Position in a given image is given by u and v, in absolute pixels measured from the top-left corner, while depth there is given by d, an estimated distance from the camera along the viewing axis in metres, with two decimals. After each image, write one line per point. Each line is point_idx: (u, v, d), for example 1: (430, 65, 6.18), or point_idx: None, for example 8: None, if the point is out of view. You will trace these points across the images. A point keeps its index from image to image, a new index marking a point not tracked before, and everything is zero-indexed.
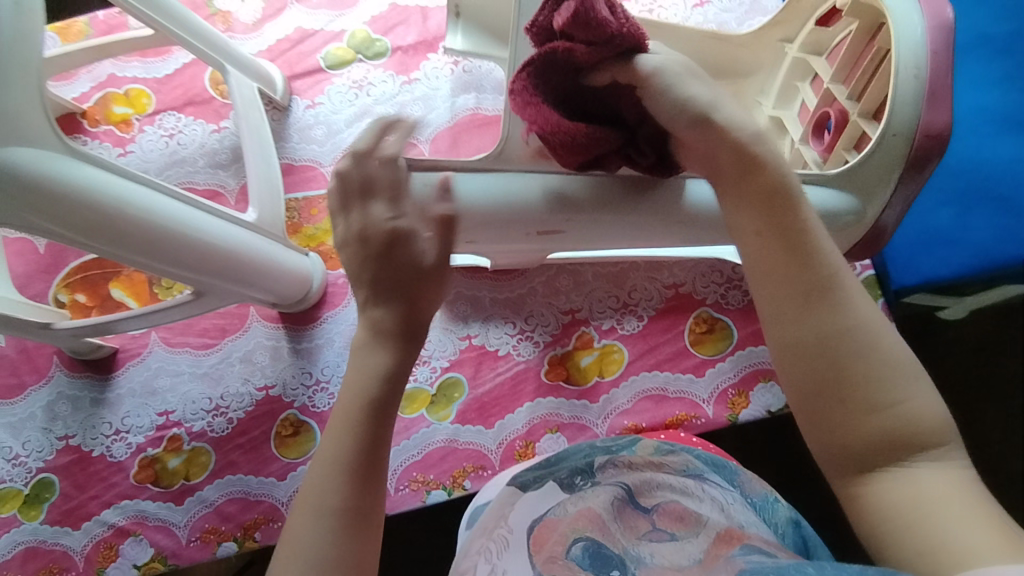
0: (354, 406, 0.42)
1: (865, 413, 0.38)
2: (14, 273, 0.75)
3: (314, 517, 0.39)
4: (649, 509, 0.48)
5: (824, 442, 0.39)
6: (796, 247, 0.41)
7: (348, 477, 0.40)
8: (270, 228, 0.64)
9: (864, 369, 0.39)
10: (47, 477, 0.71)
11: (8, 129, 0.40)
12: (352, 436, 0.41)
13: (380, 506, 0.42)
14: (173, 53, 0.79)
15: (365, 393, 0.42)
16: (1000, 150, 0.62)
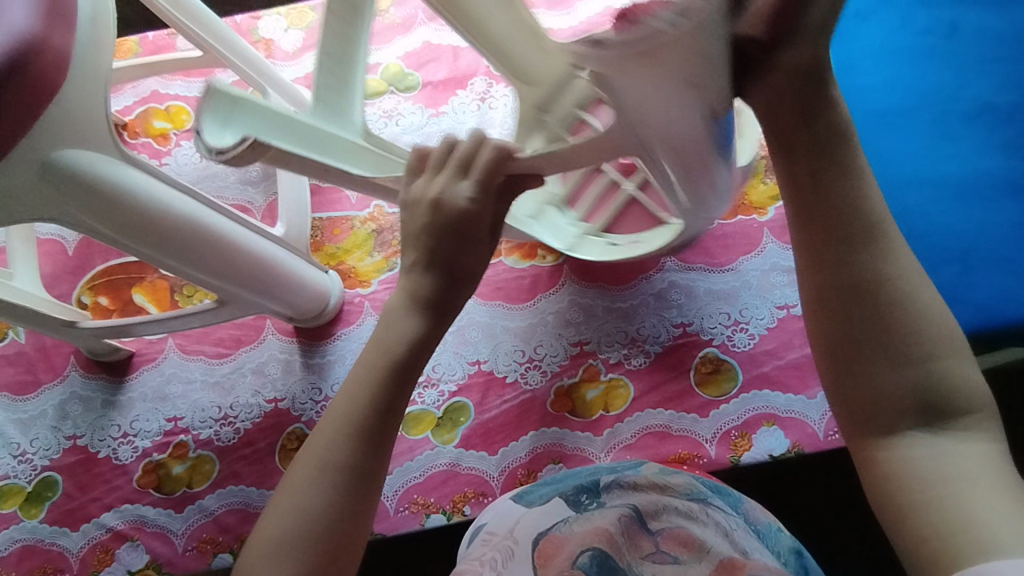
0: (367, 385, 0.44)
1: (899, 365, 0.39)
2: (43, 273, 0.78)
3: (316, 470, 0.42)
4: (654, 532, 0.52)
5: (853, 392, 0.40)
6: (849, 195, 0.42)
7: (355, 438, 0.43)
8: (297, 244, 0.68)
9: (903, 321, 0.40)
10: (51, 476, 0.71)
11: (72, 131, 0.42)
12: (365, 399, 0.44)
13: (381, 475, 0.44)
14: (216, 75, 0.83)
15: (376, 369, 0.45)
16: (1002, 213, 0.63)
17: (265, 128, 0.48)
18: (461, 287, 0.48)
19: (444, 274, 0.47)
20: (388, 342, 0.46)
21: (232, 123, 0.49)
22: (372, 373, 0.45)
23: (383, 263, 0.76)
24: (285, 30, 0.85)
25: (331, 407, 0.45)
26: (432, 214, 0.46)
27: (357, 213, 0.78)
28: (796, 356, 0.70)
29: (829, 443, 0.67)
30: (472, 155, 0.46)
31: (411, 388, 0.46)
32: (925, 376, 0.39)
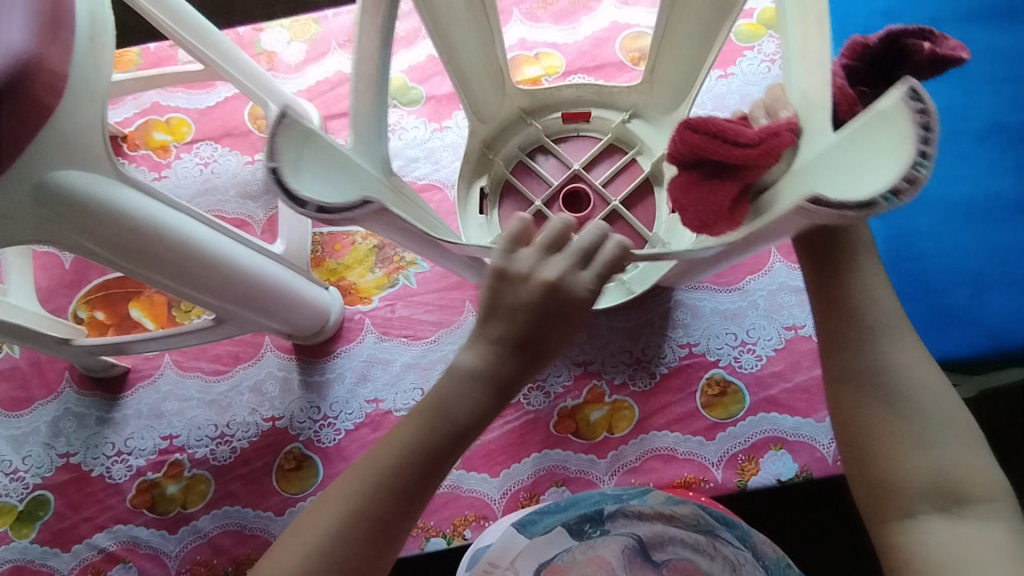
0: (412, 438, 0.43)
1: (914, 453, 0.39)
2: (38, 286, 0.76)
3: (350, 512, 0.41)
4: (658, 564, 0.55)
5: (866, 475, 0.41)
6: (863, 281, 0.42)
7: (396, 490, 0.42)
8: (297, 261, 0.66)
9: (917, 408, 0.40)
10: (43, 495, 0.70)
11: (68, 150, 0.41)
12: (415, 453, 0.43)
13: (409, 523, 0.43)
14: (217, 87, 0.82)
15: (424, 428, 0.43)
16: (1010, 236, 0.62)
17: (341, 175, 0.44)
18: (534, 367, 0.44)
19: (533, 354, 0.43)
20: (438, 397, 0.43)
21: (313, 171, 0.42)
22: (417, 427, 0.43)
23: (384, 280, 0.75)
24: (288, 43, 0.85)
25: (374, 449, 0.44)
26: (545, 294, 0.42)
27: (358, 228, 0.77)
28: (803, 378, 0.69)
29: (838, 469, 0.65)
30: (594, 248, 0.43)
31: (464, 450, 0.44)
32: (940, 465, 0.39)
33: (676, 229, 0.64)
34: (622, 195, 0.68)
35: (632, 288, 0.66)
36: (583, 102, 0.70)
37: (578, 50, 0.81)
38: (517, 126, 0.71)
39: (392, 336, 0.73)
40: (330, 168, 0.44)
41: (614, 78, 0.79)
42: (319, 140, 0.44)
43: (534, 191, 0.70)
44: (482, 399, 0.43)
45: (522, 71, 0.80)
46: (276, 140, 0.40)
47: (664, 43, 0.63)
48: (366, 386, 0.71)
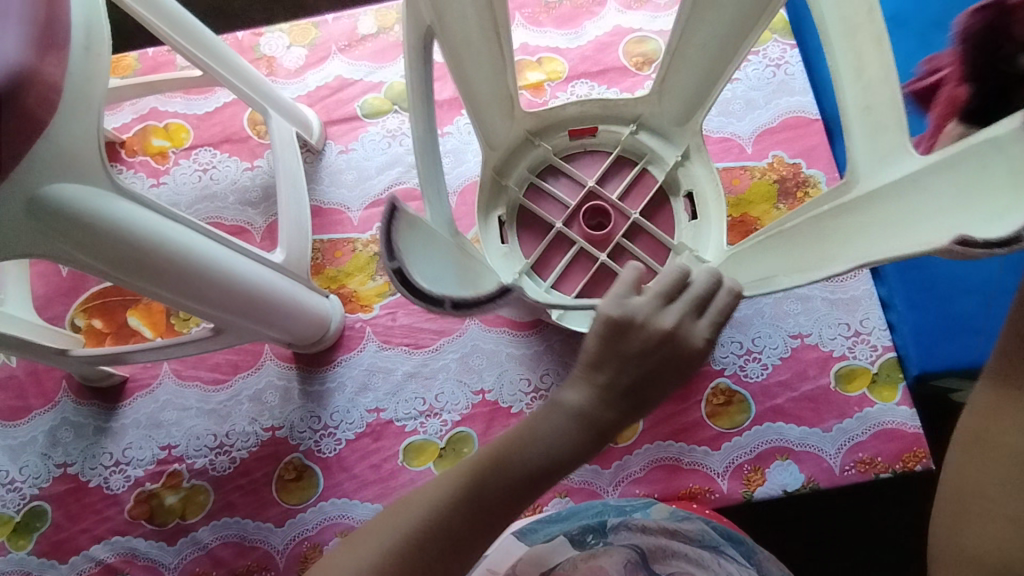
0: (497, 461, 0.43)
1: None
2: (36, 294, 0.76)
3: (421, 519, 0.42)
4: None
5: (953, 517, 0.45)
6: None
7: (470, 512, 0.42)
8: (296, 270, 0.65)
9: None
10: (40, 506, 0.69)
11: (63, 164, 0.41)
12: (494, 479, 0.43)
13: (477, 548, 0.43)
14: (216, 92, 0.81)
15: (511, 456, 0.43)
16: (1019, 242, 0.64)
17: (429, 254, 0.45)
18: (640, 410, 0.44)
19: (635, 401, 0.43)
20: (528, 428, 0.44)
21: (427, 273, 0.44)
22: (507, 447, 0.44)
23: (386, 287, 0.74)
24: (287, 47, 0.84)
25: (459, 465, 0.44)
26: (661, 343, 0.43)
27: (359, 235, 0.76)
28: (809, 388, 0.68)
29: (845, 479, 0.65)
30: (709, 293, 0.44)
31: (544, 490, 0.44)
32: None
33: (700, 235, 0.66)
34: (640, 209, 0.68)
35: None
36: (589, 118, 0.69)
37: (582, 55, 0.80)
38: (524, 149, 0.70)
39: (393, 344, 0.72)
40: (434, 267, 0.46)
41: (617, 83, 0.78)
42: (417, 234, 0.45)
43: (549, 212, 0.69)
44: (577, 434, 0.43)
45: (524, 76, 0.80)
46: (393, 237, 0.41)
47: (676, 55, 0.62)
48: (366, 396, 0.70)
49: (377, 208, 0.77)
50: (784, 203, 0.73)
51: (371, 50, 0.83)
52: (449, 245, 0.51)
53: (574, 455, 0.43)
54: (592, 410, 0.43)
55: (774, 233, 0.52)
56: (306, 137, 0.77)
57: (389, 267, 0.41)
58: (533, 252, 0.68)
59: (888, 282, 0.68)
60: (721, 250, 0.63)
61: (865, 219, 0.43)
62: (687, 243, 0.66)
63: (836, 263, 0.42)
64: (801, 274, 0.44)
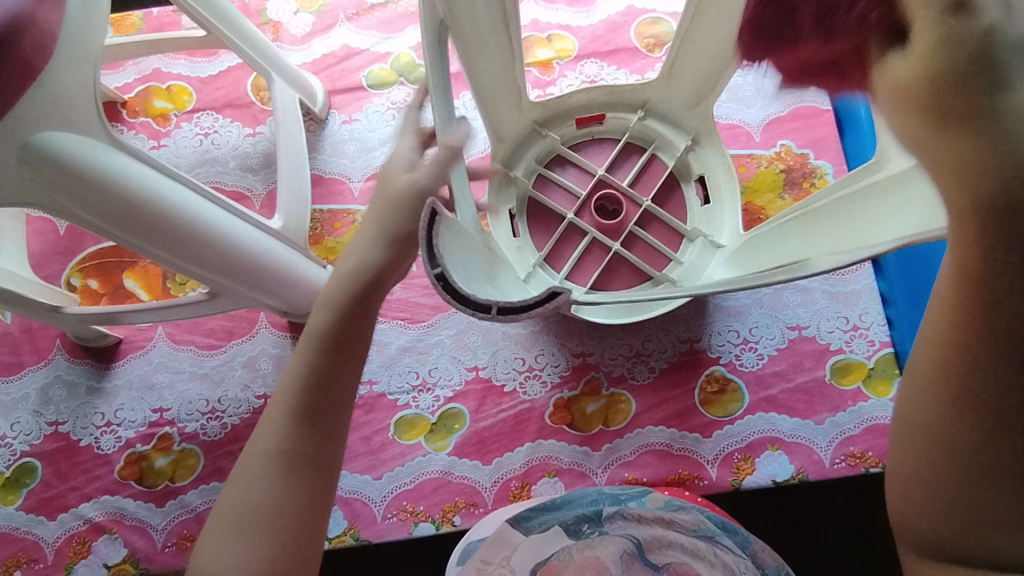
0: (311, 351, 0.46)
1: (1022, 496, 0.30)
2: (32, 251, 0.75)
3: (266, 453, 0.45)
4: (658, 567, 0.53)
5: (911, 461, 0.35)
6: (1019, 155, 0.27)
7: (297, 419, 0.45)
8: (294, 237, 0.64)
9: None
10: (30, 462, 0.69)
11: (58, 113, 0.40)
12: (309, 365, 0.45)
13: (324, 452, 0.45)
14: (221, 56, 0.80)
15: (321, 353, 0.45)
16: None
17: (456, 245, 0.42)
18: (376, 289, 0.47)
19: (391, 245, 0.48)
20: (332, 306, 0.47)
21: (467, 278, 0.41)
22: (283, 419, 0.45)
23: None
24: (294, 13, 0.82)
25: (248, 461, 0.45)
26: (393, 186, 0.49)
27: (359, 207, 0.75)
28: (804, 380, 0.68)
29: (834, 471, 0.65)
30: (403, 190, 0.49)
31: (352, 355, 0.47)
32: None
33: (713, 220, 0.66)
34: (651, 197, 0.68)
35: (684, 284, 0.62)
36: (597, 105, 0.68)
37: (592, 34, 0.79)
38: (531, 138, 0.69)
39: (388, 318, 0.72)
40: (471, 278, 0.43)
41: (627, 64, 0.77)
42: (455, 240, 0.42)
43: (558, 201, 0.69)
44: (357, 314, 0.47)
45: (533, 53, 0.78)
46: (435, 238, 0.37)
47: (687, 39, 0.60)
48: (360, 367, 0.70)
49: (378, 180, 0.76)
50: (790, 193, 0.72)
51: (379, 20, 0.81)
52: (472, 240, 0.48)
53: (338, 383, 0.46)
54: (324, 330, 0.46)
55: (798, 217, 0.51)
56: (310, 106, 0.77)
57: (431, 273, 0.37)
58: (545, 245, 0.68)
59: (889, 277, 0.69)
60: (735, 235, 0.63)
61: (895, 195, 0.42)
62: (702, 229, 0.65)
63: (873, 243, 0.40)
64: (835, 255, 0.42)
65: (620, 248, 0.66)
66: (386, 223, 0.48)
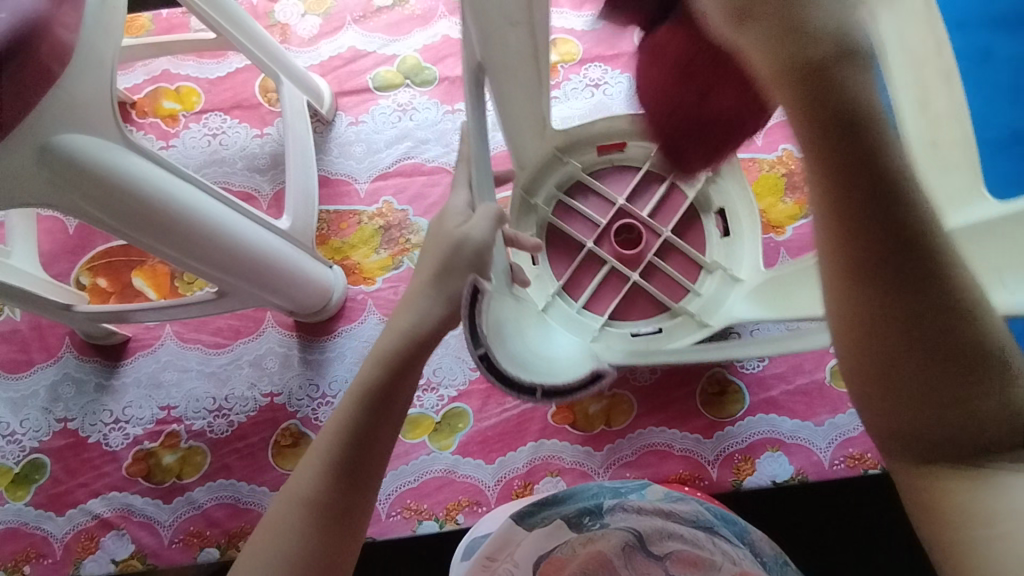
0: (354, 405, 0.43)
1: (1009, 362, 0.28)
2: (42, 250, 0.76)
3: (292, 506, 0.41)
4: (660, 556, 0.54)
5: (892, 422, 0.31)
6: (871, 78, 0.24)
7: (333, 474, 0.41)
8: (301, 238, 0.65)
9: (960, 283, 0.27)
10: (39, 458, 0.70)
11: (75, 116, 0.41)
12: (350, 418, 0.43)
13: (361, 508, 0.42)
14: (229, 57, 0.81)
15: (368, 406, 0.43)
16: None
17: (498, 325, 0.44)
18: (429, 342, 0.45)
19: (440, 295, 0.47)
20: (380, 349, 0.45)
21: (532, 369, 0.44)
22: (325, 470, 0.42)
23: (389, 261, 0.74)
24: (302, 15, 0.83)
25: (282, 508, 0.42)
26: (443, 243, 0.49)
27: (366, 208, 0.76)
28: (804, 382, 0.68)
29: (834, 473, 0.65)
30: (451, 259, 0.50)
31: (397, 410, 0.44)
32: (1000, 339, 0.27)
33: (732, 251, 0.66)
34: (670, 226, 0.68)
35: (705, 320, 0.62)
36: (617, 134, 0.67)
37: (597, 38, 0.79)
38: (554, 165, 0.68)
39: None
40: (534, 363, 0.45)
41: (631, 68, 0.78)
42: (498, 315, 0.45)
43: (579, 230, 0.69)
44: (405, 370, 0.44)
45: None
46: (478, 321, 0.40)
47: None
48: None
49: (384, 181, 0.77)
50: (791, 197, 0.73)
51: (385, 22, 0.82)
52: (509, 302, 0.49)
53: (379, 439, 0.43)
54: (377, 391, 0.43)
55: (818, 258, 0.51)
56: (318, 108, 0.77)
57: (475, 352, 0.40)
58: (564, 272, 0.68)
59: None
60: (754, 269, 0.62)
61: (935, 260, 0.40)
62: (720, 261, 0.66)
63: None
64: None
65: (639, 278, 0.66)
66: (440, 282, 0.46)
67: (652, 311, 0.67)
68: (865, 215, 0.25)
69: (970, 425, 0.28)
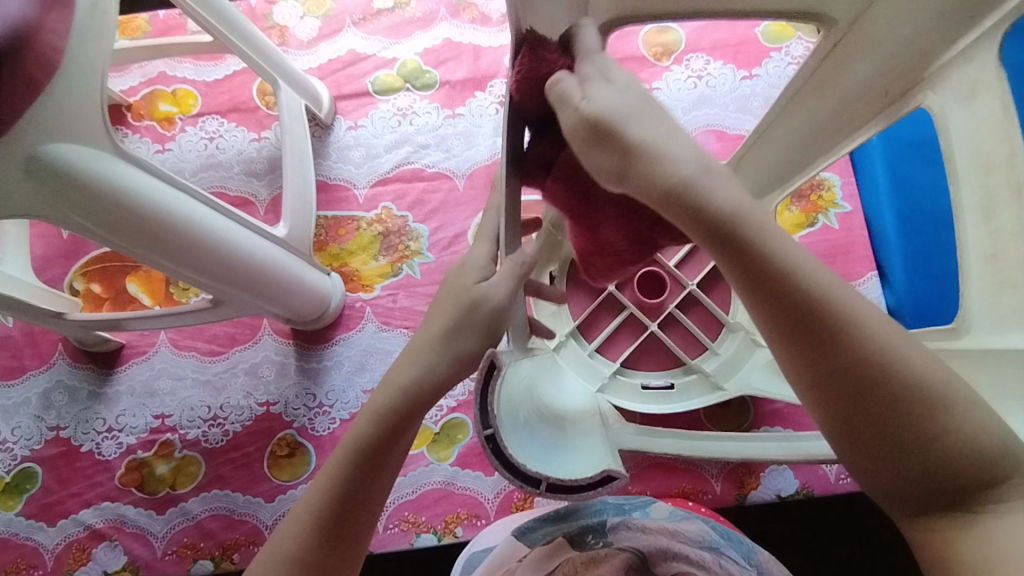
0: (345, 465, 0.39)
1: (949, 398, 0.29)
2: (35, 255, 0.75)
3: (276, 561, 0.39)
4: None
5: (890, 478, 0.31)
6: (721, 186, 0.31)
7: (320, 533, 0.39)
8: (298, 245, 0.64)
9: (873, 334, 0.30)
10: (30, 467, 0.69)
11: (64, 125, 0.40)
12: (340, 479, 0.39)
13: (351, 561, 0.40)
14: (227, 60, 0.80)
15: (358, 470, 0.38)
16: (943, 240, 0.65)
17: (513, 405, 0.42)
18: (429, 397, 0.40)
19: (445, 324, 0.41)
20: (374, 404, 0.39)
21: (541, 455, 0.42)
22: (311, 529, 0.39)
23: (388, 268, 0.73)
24: (301, 18, 0.82)
25: (266, 562, 0.39)
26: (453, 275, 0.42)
27: (364, 213, 0.75)
28: None
29: (840, 487, 0.64)
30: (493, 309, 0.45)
31: (390, 469, 0.40)
32: (933, 378, 0.30)
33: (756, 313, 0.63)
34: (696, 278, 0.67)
35: (719, 381, 0.62)
36: None
37: None
38: None
39: (392, 326, 0.71)
40: (546, 447, 0.43)
41: (635, 73, 0.77)
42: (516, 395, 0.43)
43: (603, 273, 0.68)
44: (400, 437, 0.39)
45: None
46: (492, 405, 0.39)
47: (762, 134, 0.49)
48: (364, 375, 0.70)
49: (383, 186, 0.76)
50: (796, 204, 0.73)
51: (385, 25, 0.81)
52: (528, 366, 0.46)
53: (368, 500, 0.39)
54: (368, 447, 0.38)
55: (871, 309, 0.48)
56: (317, 112, 0.76)
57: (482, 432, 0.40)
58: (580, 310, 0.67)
59: (896, 291, 0.67)
60: None
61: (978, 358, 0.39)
62: (744, 321, 0.63)
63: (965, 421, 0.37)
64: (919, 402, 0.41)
65: (657, 327, 0.66)
66: (451, 338, 0.40)
67: (667, 363, 0.66)
68: (765, 297, 0.30)
69: (930, 469, 0.30)
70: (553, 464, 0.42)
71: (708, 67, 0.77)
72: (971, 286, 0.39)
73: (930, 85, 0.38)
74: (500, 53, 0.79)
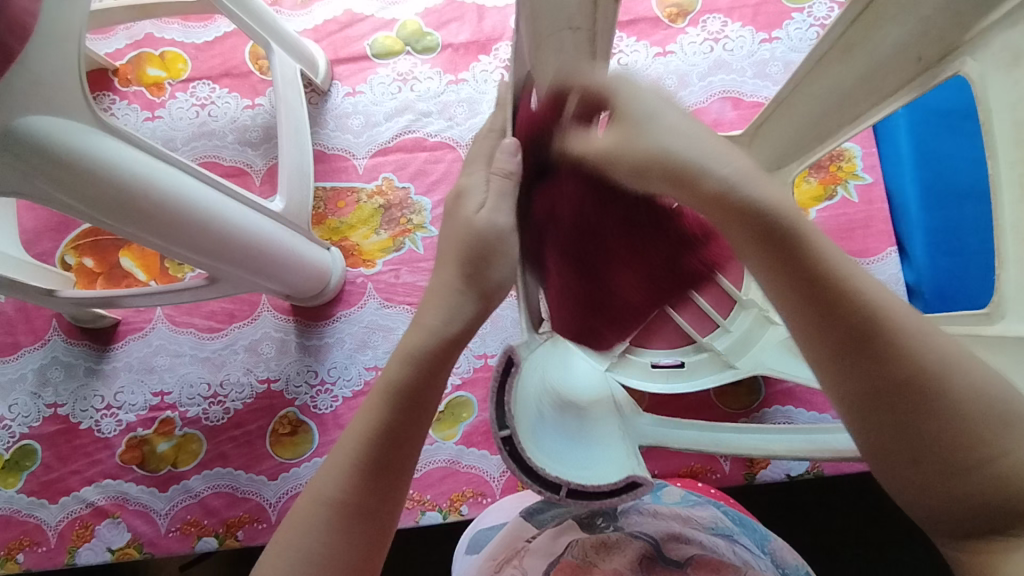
0: (383, 400, 0.37)
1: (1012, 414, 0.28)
2: (24, 228, 0.72)
3: (313, 504, 0.36)
4: (680, 564, 0.47)
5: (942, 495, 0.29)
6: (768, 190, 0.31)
7: (361, 473, 0.36)
8: (296, 219, 0.61)
9: (934, 344, 0.29)
10: (30, 445, 0.68)
11: (41, 97, 0.37)
12: (379, 417, 0.37)
13: (392, 508, 0.38)
14: (216, 21, 0.76)
15: (398, 406, 0.37)
16: (964, 213, 0.63)
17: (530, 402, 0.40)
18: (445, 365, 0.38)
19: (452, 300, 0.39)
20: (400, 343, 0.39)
21: (557, 458, 0.40)
22: (350, 470, 0.36)
23: (390, 243, 0.70)
24: None
25: (302, 507, 0.37)
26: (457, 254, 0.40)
27: (364, 184, 0.72)
28: None
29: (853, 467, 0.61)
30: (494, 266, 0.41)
31: (430, 409, 0.38)
32: (996, 391, 0.28)
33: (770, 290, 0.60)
34: None
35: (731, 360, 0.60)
36: None
37: None
38: None
39: (395, 303, 0.69)
40: (568, 445, 0.42)
41: (648, 36, 0.74)
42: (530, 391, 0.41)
43: None
44: (440, 370, 0.38)
45: None
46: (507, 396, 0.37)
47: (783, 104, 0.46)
48: (366, 353, 0.68)
49: (383, 157, 0.72)
50: (815, 175, 0.70)
51: None
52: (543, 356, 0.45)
53: (408, 439, 0.37)
54: (403, 384, 0.37)
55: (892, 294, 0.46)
56: (312, 78, 0.73)
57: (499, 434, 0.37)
58: None
59: (915, 265, 0.65)
60: None
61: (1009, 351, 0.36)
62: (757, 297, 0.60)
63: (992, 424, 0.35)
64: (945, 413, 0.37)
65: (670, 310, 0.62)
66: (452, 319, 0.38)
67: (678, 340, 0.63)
68: (821, 304, 0.30)
69: (993, 495, 0.28)
70: (573, 468, 0.40)
71: (725, 29, 0.73)
72: (1007, 272, 0.36)
73: (971, 51, 0.34)
74: (504, 13, 0.75)
